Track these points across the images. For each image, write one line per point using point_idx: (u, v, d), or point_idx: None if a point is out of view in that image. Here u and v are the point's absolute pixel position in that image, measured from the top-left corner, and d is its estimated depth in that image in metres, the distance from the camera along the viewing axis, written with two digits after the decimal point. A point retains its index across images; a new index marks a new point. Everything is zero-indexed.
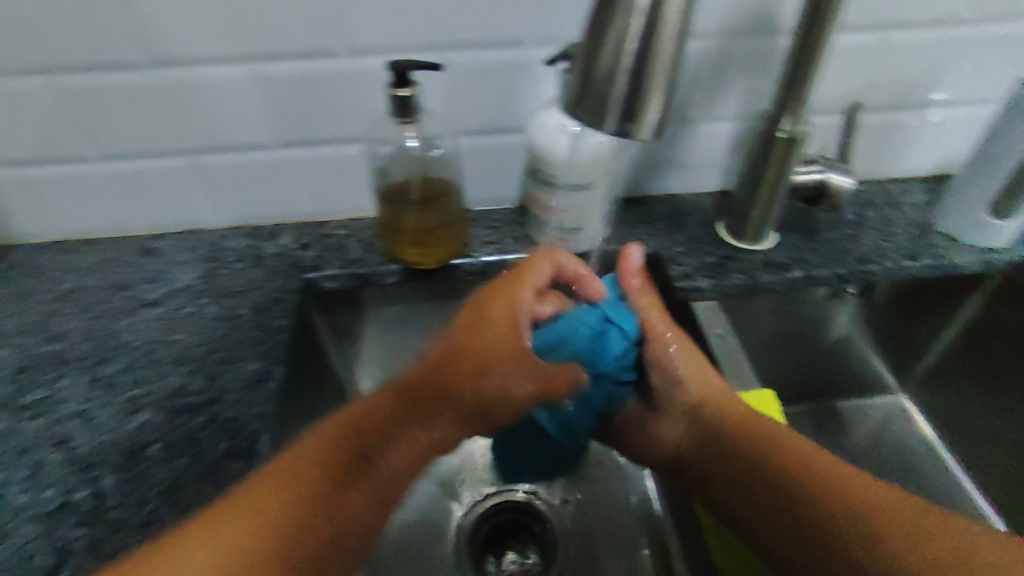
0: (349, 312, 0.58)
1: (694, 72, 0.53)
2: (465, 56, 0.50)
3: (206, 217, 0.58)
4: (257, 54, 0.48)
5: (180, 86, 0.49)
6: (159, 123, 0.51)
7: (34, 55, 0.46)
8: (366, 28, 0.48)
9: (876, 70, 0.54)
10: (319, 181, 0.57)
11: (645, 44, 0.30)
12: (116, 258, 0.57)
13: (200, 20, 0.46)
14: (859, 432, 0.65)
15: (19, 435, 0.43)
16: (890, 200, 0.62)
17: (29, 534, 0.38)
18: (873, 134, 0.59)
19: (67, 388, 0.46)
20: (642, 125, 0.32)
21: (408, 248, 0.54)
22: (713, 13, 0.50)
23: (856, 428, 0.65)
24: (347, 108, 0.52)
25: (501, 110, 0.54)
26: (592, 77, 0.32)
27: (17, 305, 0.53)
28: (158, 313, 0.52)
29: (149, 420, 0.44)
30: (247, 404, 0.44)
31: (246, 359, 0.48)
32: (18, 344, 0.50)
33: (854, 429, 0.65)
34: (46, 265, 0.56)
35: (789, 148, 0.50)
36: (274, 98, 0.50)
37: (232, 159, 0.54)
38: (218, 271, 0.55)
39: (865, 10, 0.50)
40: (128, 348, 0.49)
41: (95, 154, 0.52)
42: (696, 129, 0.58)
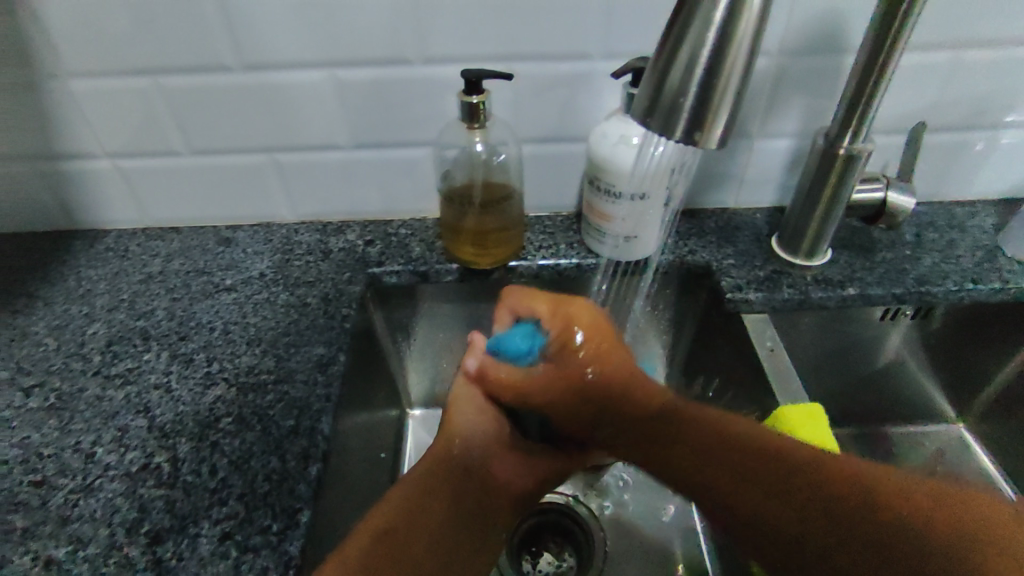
0: (407, 307, 0.61)
1: (756, 88, 0.54)
2: (533, 66, 0.52)
3: (280, 211, 0.62)
4: (340, 60, 0.52)
5: (267, 87, 0.53)
6: (246, 122, 0.55)
7: (144, 56, 0.51)
8: (441, 38, 0.51)
9: (944, 89, 0.53)
10: (387, 181, 0.60)
11: (716, 59, 0.32)
12: (197, 246, 0.61)
13: (292, 27, 0.50)
14: (912, 459, 0.63)
15: (107, 401, 0.47)
16: (953, 222, 0.61)
17: (116, 491, 0.41)
18: (938, 154, 0.59)
19: (151, 361, 0.50)
20: (709, 137, 0.34)
21: (467, 249, 0.56)
22: (777, 31, 0.51)
23: (908, 455, 0.64)
24: (418, 113, 0.55)
25: (563, 120, 0.56)
26: (662, 89, 0.33)
27: (109, 284, 0.58)
28: (234, 298, 0.55)
29: (223, 395, 0.47)
30: (312, 386, 0.47)
31: (313, 344, 0.51)
32: (109, 320, 0.54)
33: (907, 456, 0.64)
34: (135, 250, 0.61)
35: (849, 166, 0.50)
36: (352, 102, 0.54)
37: (309, 158, 0.58)
38: (289, 262, 0.59)
39: (933, 31, 0.50)
40: (206, 328, 0.53)
41: (186, 149, 0.57)
42: (755, 145, 0.58)
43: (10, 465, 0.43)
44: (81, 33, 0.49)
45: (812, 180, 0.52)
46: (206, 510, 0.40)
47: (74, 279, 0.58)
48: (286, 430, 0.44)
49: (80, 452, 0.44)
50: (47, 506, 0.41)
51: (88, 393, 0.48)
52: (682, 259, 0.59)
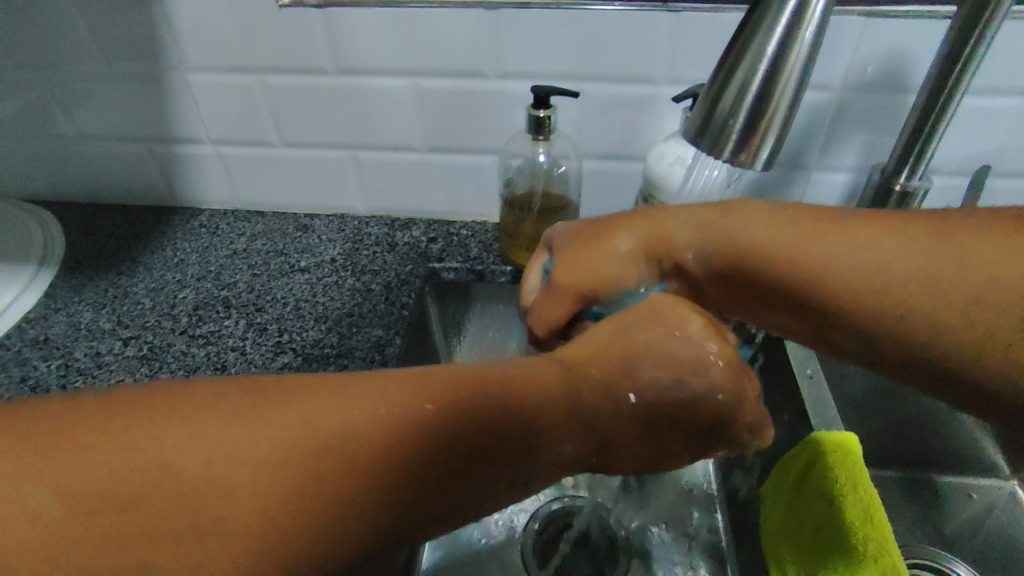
0: (460, 303, 0.65)
1: (814, 121, 0.56)
2: (600, 87, 0.56)
3: (354, 205, 0.68)
4: (424, 71, 0.56)
5: (357, 91, 0.58)
6: (332, 120, 0.61)
7: (253, 58, 0.57)
8: (516, 55, 0.55)
9: (1013, 135, 0.53)
10: (454, 185, 0.65)
11: (766, 87, 0.34)
12: (279, 229, 0.68)
13: (386, 41, 0.55)
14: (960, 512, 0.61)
15: (191, 358, 0.53)
16: None
17: None
18: (1003, 200, 0.58)
19: (230, 327, 0.56)
20: (756, 156, 0.36)
21: (521, 252, 0.60)
22: (841, 67, 0.52)
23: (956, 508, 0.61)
24: (489, 123, 0.59)
25: (624, 139, 0.59)
26: (714, 111, 0.36)
27: (200, 257, 0.64)
28: (306, 278, 0.61)
29: (289, 362, 0.52)
30: (369, 362, 0.52)
31: (372, 326, 0.55)
32: (197, 287, 0.60)
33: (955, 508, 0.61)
34: (224, 228, 0.68)
35: (903, 202, 0.51)
36: (430, 108, 0.59)
37: (386, 157, 0.63)
38: (359, 250, 0.64)
39: (1000, 75, 0.50)
40: (280, 303, 0.58)
41: (279, 140, 0.63)
42: (811, 177, 0.59)
43: None
44: (203, 33, 0.56)
45: (865, 212, 0.53)
46: None
47: (171, 249, 0.65)
48: None
49: None
50: None
51: (175, 348, 0.54)
52: None
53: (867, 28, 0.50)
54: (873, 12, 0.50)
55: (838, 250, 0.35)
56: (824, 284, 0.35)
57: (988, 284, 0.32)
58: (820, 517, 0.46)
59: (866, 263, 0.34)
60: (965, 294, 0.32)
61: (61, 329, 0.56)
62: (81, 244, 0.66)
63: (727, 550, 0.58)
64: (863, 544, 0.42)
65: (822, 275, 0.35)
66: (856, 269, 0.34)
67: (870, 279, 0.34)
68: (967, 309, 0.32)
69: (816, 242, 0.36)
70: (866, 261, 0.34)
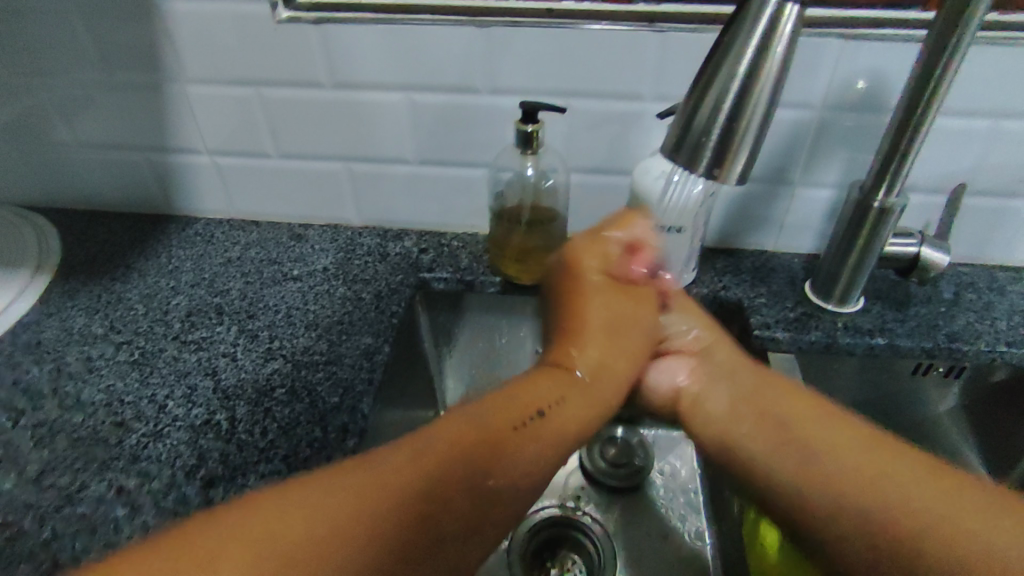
0: (450, 313, 0.66)
1: (794, 140, 0.57)
2: (588, 104, 0.57)
3: (347, 215, 0.69)
4: (417, 86, 0.58)
5: (351, 106, 0.60)
6: (326, 132, 0.62)
7: (252, 74, 0.59)
8: (506, 72, 0.56)
9: (987, 155, 0.55)
10: (446, 198, 0.66)
11: (738, 105, 0.36)
12: (273, 238, 0.69)
13: (381, 57, 0.57)
14: None
15: (183, 363, 0.54)
16: (994, 285, 0.61)
17: (180, 439, 0.47)
18: (979, 218, 0.59)
19: (221, 333, 0.57)
20: (730, 171, 0.37)
21: (510, 264, 0.61)
22: (820, 87, 0.54)
23: None
24: (481, 138, 0.61)
25: (611, 154, 0.60)
26: (690, 127, 0.37)
27: (194, 264, 0.65)
28: (298, 286, 0.62)
29: (278, 368, 0.53)
30: (358, 369, 0.52)
31: (362, 334, 0.56)
32: (190, 294, 0.61)
33: None
34: (219, 236, 0.69)
35: (883, 217, 0.52)
36: (423, 122, 0.60)
37: (378, 168, 0.64)
38: (350, 260, 0.65)
39: (969, 97, 0.52)
40: (272, 310, 0.59)
41: (274, 151, 0.64)
42: (795, 193, 0.61)
43: (97, 406, 0.50)
44: (202, 46, 0.57)
45: (845, 228, 0.54)
46: (254, 465, 0.45)
47: (166, 256, 0.66)
48: (330, 405, 0.49)
49: (155, 403, 0.50)
50: (123, 444, 0.47)
51: (167, 353, 0.55)
52: (716, 293, 0.61)
53: (845, 50, 0.52)
54: (851, 34, 0.51)
55: (828, 441, 0.43)
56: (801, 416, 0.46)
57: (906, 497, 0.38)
58: None
59: (844, 430, 0.44)
60: (873, 501, 0.39)
61: (54, 334, 0.57)
62: (76, 251, 0.67)
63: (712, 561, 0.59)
64: None
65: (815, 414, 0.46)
66: (817, 447, 0.43)
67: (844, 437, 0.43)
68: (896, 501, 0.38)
69: (822, 432, 0.44)
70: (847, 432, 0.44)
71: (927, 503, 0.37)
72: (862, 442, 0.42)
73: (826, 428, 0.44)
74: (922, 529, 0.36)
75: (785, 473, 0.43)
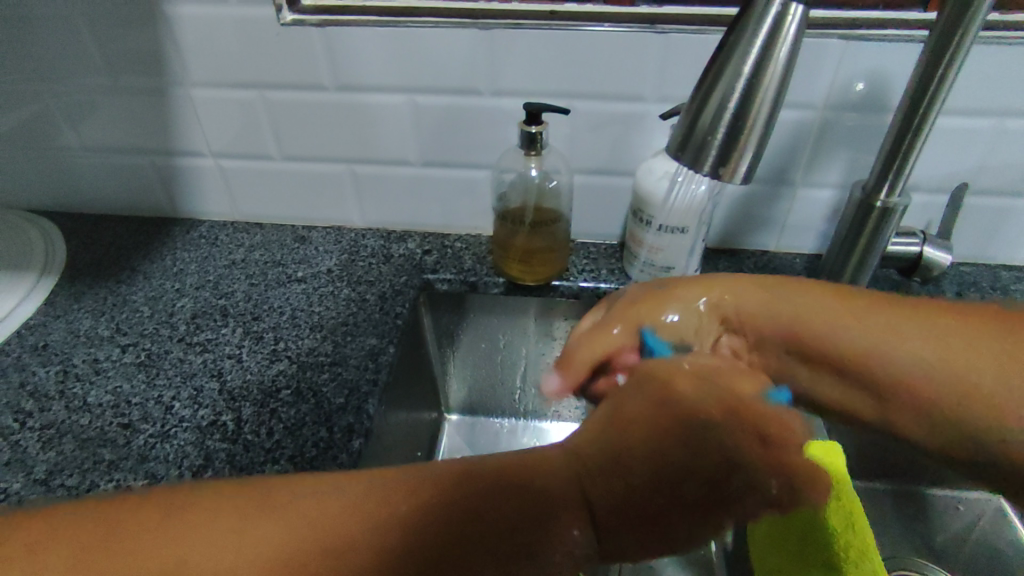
0: (454, 314, 0.66)
1: (796, 140, 0.57)
2: (591, 105, 0.58)
3: (351, 217, 0.69)
4: (420, 88, 0.58)
5: (355, 108, 0.60)
6: (330, 134, 0.62)
7: (256, 76, 0.59)
8: (509, 73, 0.57)
9: (989, 155, 0.55)
10: (449, 199, 0.66)
11: (743, 105, 0.36)
12: (277, 240, 0.69)
13: (385, 59, 0.57)
14: (953, 526, 0.60)
15: (189, 365, 0.54)
16: (998, 284, 0.61)
17: (187, 440, 0.47)
18: (981, 217, 0.59)
19: (227, 335, 0.57)
20: (735, 171, 0.38)
21: (513, 264, 0.61)
22: (823, 88, 0.54)
23: (949, 523, 0.60)
24: (484, 139, 0.61)
25: (613, 155, 0.60)
26: (695, 127, 0.37)
27: (199, 267, 0.65)
28: (303, 288, 0.62)
29: (283, 369, 0.53)
30: (363, 370, 0.53)
31: (366, 335, 0.56)
32: (196, 296, 0.61)
33: (948, 523, 0.60)
34: (224, 239, 0.69)
35: (885, 216, 0.52)
36: (426, 124, 0.60)
37: (382, 170, 0.65)
38: (355, 262, 0.65)
39: (971, 96, 0.52)
40: (277, 312, 0.59)
41: (278, 154, 0.65)
42: (797, 193, 0.61)
43: (104, 407, 0.50)
44: (208, 50, 0.58)
45: (848, 227, 0.55)
46: (261, 465, 0.45)
47: (171, 259, 0.66)
48: (336, 406, 0.49)
49: (161, 404, 0.50)
50: (130, 445, 0.47)
51: (173, 355, 0.55)
52: None
53: (847, 50, 0.52)
54: (853, 34, 0.52)
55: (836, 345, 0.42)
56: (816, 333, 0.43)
57: (935, 378, 0.39)
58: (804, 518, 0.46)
59: (847, 325, 0.42)
60: (937, 378, 0.39)
61: (60, 336, 0.57)
62: (81, 254, 0.67)
63: (716, 562, 0.58)
64: (844, 550, 0.43)
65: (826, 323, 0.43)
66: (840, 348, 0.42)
67: (857, 335, 0.42)
68: (925, 386, 0.40)
69: (828, 326, 0.43)
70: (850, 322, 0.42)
71: (961, 378, 0.38)
72: (862, 312, 0.42)
73: (828, 315, 0.43)
74: (969, 412, 0.39)
75: (829, 395, 0.44)
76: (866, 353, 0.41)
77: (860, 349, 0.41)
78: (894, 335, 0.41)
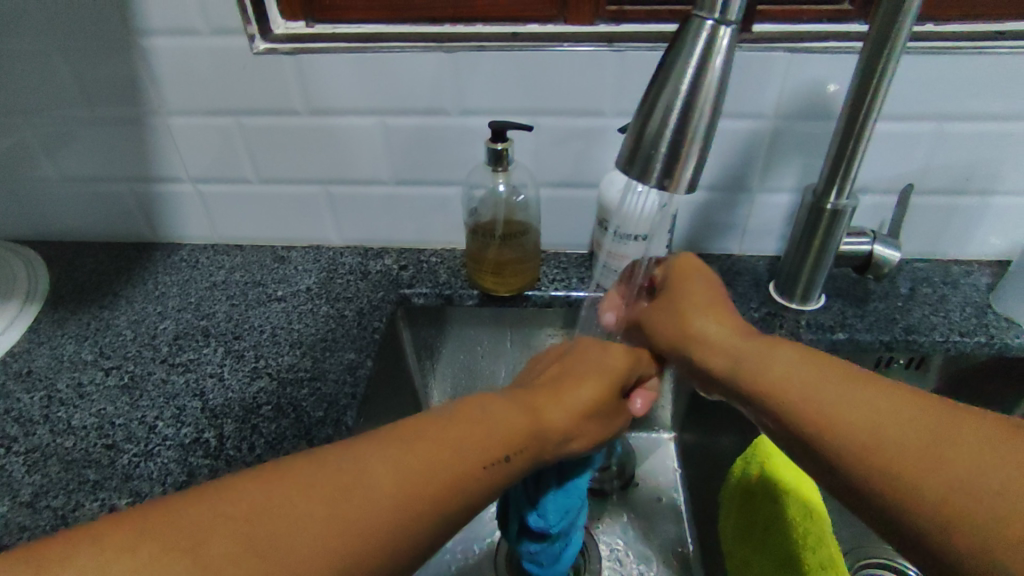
0: (432, 327, 0.68)
1: (749, 148, 0.60)
2: (553, 120, 0.60)
3: (329, 236, 0.71)
4: (390, 110, 0.61)
5: (328, 132, 0.62)
6: (304, 157, 0.64)
7: (231, 103, 0.61)
8: (473, 93, 0.59)
9: (931, 157, 0.58)
10: (423, 216, 0.68)
11: (684, 119, 0.38)
12: (256, 261, 0.71)
13: (354, 84, 0.59)
14: None
15: (173, 386, 0.55)
16: (949, 279, 0.64)
17: (170, 457, 0.49)
18: (930, 215, 0.62)
19: (208, 354, 0.58)
20: (680, 181, 0.40)
21: (486, 276, 0.63)
22: (772, 98, 0.57)
23: None
24: (453, 158, 0.63)
25: (577, 167, 0.63)
26: (641, 142, 0.40)
27: (180, 289, 0.67)
28: (282, 307, 0.64)
29: (264, 386, 0.55)
30: (341, 384, 0.54)
31: (345, 349, 0.58)
32: (178, 318, 0.63)
33: None
34: (204, 261, 0.71)
35: (835, 218, 0.55)
36: (397, 144, 0.63)
37: (356, 189, 0.67)
38: (333, 279, 0.67)
39: (910, 102, 0.55)
40: (257, 330, 0.61)
41: (255, 177, 0.67)
42: (755, 199, 0.64)
43: (88, 430, 0.51)
44: (183, 78, 0.60)
45: (802, 230, 0.57)
46: None
47: (152, 283, 0.68)
48: (315, 419, 0.51)
49: (144, 424, 0.52)
50: (115, 465, 0.48)
51: (155, 376, 0.56)
52: None
53: (792, 62, 0.55)
54: (797, 48, 0.55)
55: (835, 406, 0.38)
56: (819, 403, 0.39)
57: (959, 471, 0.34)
58: (768, 514, 0.49)
59: (866, 402, 0.38)
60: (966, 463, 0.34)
61: (44, 361, 0.59)
62: (63, 281, 0.68)
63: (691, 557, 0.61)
64: (802, 538, 0.46)
65: (834, 394, 0.39)
66: (850, 407, 0.38)
67: (868, 407, 0.38)
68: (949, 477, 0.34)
69: (844, 383, 0.39)
70: (868, 404, 0.38)
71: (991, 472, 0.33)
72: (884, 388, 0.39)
73: (843, 380, 0.40)
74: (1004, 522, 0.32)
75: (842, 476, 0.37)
76: (879, 429, 0.37)
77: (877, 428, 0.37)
78: (917, 420, 0.36)
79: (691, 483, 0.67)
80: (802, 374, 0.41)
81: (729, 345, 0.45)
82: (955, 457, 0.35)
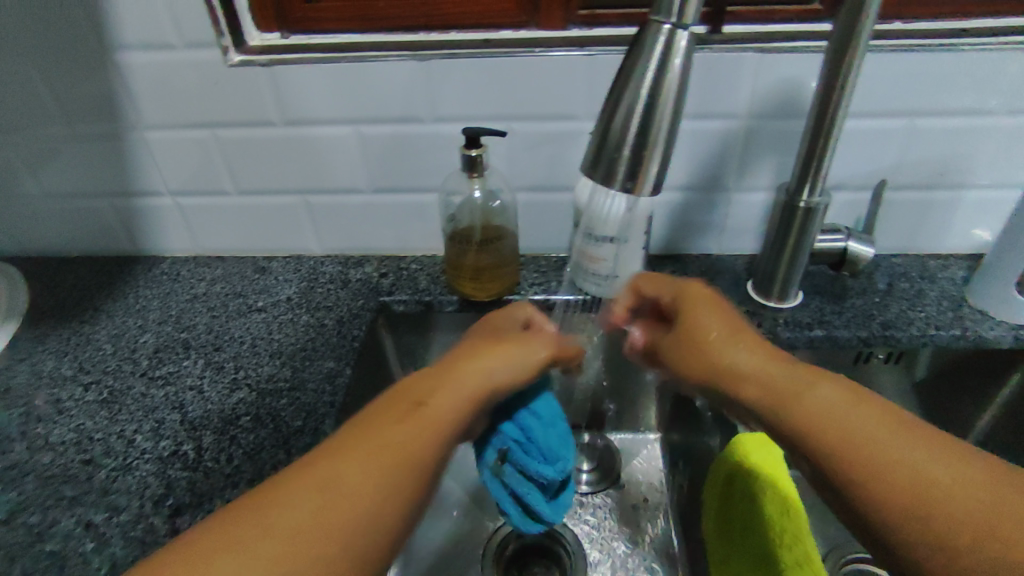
0: (414, 333, 0.68)
1: (723, 148, 0.61)
2: (527, 125, 0.60)
3: (309, 246, 0.71)
4: (364, 118, 0.61)
5: (304, 143, 0.63)
6: (281, 168, 0.65)
7: (206, 116, 0.61)
8: (447, 101, 0.59)
9: (903, 153, 0.58)
10: (402, 224, 0.69)
11: (645, 122, 0.39)
12: (237, 272, 0.71)
13: (328, 95, 0.60)
14: None
15: (152, 399, 0.55)
16: (926, 273, 0.64)
17: (149, 471, 0.49)
18: (905, 210, 0.63)
19: (189, 366, 0.59)
20: (644, 182, 0.40)
21: (465, 282, 0.63)
22: (743, 98, 0.57)
23: None
24: (429, 165, 0.64)
25: (553, 171, 0.63)
26: (604, 145, 0.40)
27: (161, 302, 0.67)
28: (262, 317, 0.64)
29: (244, 397, 0.55)
30: (320, 393, 0.54)
31: (324, 359, 0.58)
32: (159, 331, 0.63)
33: None
34: (185, 274, 0.71)
35: (808, 216, 0.55)
36: (374, 152, 0.63)
37: (334, 198, 0.67)
38: (314, 288, 0.67)
39: (879, 99, 0.56)
40: (237, 341, 0.61)
41: (233, 189, 0.67)
42: (731, 198, 0.64)
43: (66, 445, 0.52)
44: (157, 93, 0.60)
45: (777, 229, 0.57)
46: (220, 490, 0.47)
47: (133, 297, 0.68)
48: (294, 428, 0.51)
49: (123, 438, 0.52)
50: (93, 480, 0.48)
51: (135, 390, 0.56)
52: None
53: (761, 63, 0.56)
54: (766, 48, 0.55)
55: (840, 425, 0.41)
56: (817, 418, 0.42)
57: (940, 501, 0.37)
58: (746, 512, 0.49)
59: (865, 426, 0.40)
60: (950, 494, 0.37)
61: (24, 378, 0.59)
62: (44, 297, 0.68)
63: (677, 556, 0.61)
64: (780, 536, 0.46)
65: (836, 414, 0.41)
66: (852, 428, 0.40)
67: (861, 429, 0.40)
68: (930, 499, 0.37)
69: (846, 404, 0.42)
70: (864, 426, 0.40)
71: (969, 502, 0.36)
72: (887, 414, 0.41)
73: (846, 400, 0.42)
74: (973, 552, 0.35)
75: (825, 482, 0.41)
76: (869, 449, 0.39)
77: (869, 445, 0.39)
78: (911, 449, 0.39)
79: (676, 483, 0.67)
80: (813, 394, 0.43)
81: (758, 372, 0.45)
82: (937, 485, 0.37)
